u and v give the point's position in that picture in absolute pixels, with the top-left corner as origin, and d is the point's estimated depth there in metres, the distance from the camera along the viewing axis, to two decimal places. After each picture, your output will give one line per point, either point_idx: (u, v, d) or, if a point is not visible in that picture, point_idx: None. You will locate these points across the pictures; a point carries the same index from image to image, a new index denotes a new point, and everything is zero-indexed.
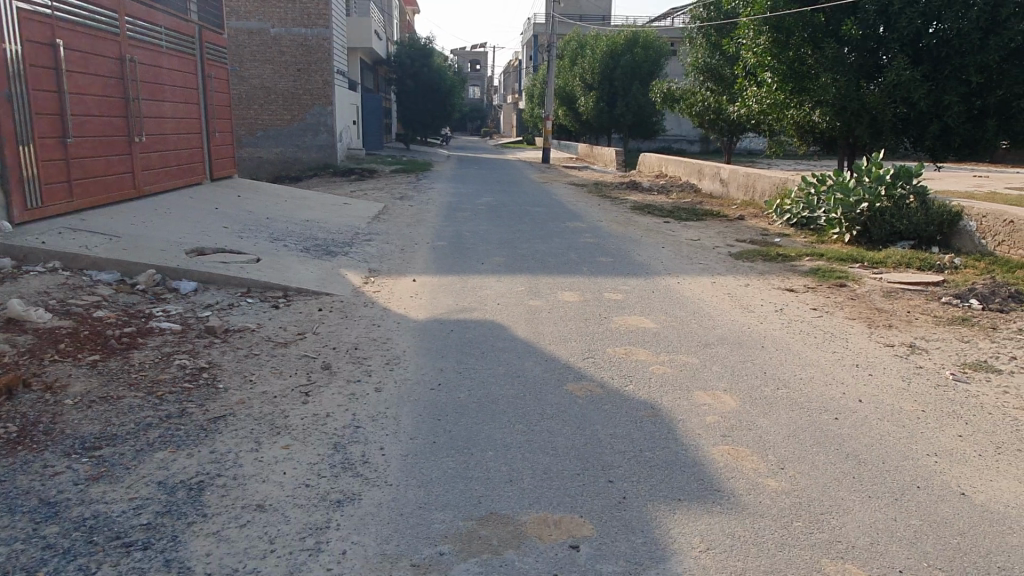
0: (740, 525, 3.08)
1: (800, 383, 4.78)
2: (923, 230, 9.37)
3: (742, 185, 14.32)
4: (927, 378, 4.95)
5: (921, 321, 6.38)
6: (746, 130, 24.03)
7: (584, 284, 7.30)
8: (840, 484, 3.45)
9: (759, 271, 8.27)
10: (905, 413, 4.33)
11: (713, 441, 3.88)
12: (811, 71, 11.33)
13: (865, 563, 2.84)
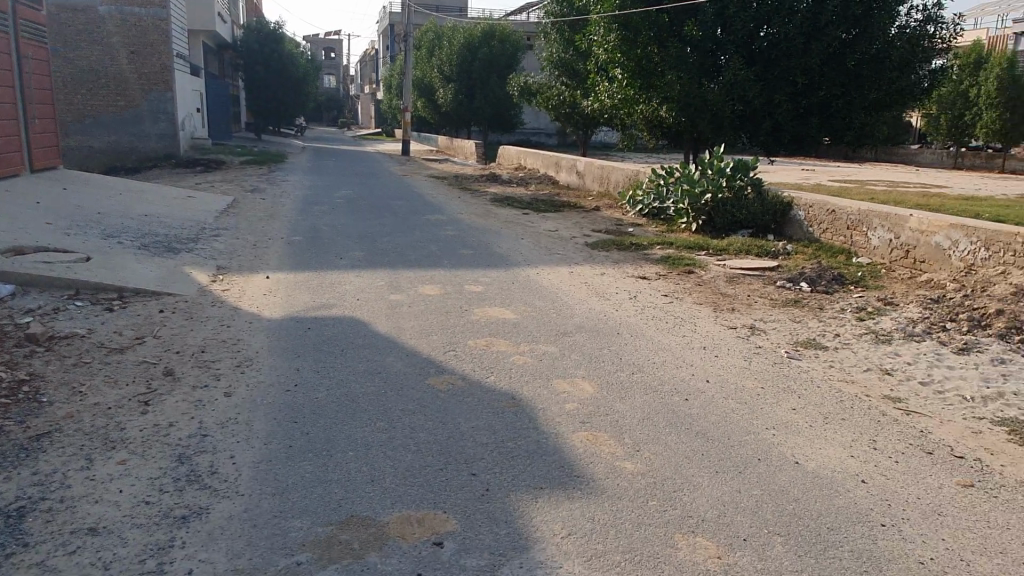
0: (599, 508, 3.16)
1: (653, 366, 5.00)
2: (759, 220, 10.11)
3: (597, 177, 14.82)
4: (765, 357, 5.33)
5: (759, 304, 6.87)
6: (599, 124, 24.90)
7: (445, 277, 7.25)
8: (690, 462, 3.63)
9: (614, 261, 8.58)
10: (747, 391, 4.63)
11: (573, 428, 3.96)
12: (657, 68, 11.84)
13: (713, 535, 3.00)
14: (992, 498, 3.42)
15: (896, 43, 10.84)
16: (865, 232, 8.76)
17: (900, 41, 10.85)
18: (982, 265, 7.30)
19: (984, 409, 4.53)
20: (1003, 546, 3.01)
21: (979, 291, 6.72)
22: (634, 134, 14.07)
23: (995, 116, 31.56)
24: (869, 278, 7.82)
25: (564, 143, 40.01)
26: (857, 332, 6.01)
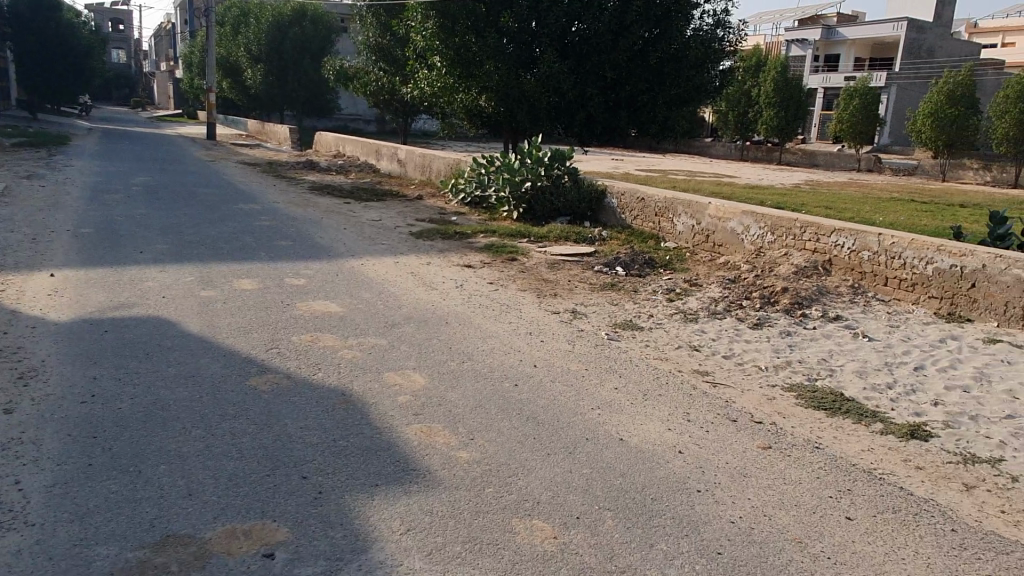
0: (437, 500, 3.14)
1: (483, 354, 5.05)
2: (576, 207, 10.57)
3: (418, 165, 14.73)
4: (587, 339, 5.59)
5: (579, 288, 7.18)
6: (419, 112, 24.78)
7: (263, 270, 6.84)
8: (522, 446, 3.70)
9: (439, 249, 8.57)
10: (572, 373, 4.82)
11: (406, 421, 3.89)
12: (476, 57, 11.86)
13: (548, 516, 3.08)
14: (787, 456, 3.82)
15: (691, 44, 11.74)
16: (670, 218, 9.45)
17: (695, 43, 11.77)
18: (768, 248, 8.16)
19: (777, 377, 5.06)
20: (797, 499, 3.38)
21: (767, 271, 7.50)
22: (454, 122, 14.11)
23: (773, 113, 35.40)
24: (676, 261, 8.45)
25: (383, 130, 39.29)
26: (667, 312, 6.46)
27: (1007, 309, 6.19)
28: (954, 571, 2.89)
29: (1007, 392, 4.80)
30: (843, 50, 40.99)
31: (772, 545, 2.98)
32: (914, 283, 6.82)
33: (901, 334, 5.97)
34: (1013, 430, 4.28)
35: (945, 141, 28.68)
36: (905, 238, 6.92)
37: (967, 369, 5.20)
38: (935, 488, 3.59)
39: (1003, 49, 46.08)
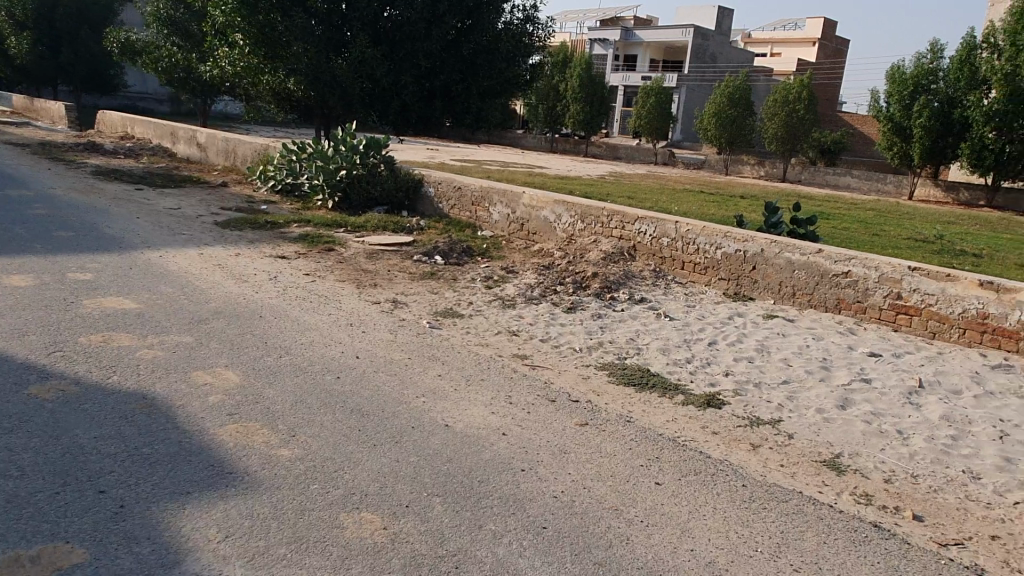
0: (257, 503, 2.98)
1: (301, 347, 4.85)
2: (393, 196, 10.46)
3: (221, 150, 13.79)
4: (409, 329, 5.55)
5: (399, 278, 7.11)
6: (219, 93, 23.19)
7: (39, 264, 6.05)
8: (347, 439, 3.61)
9: (248, 240, 8.08)
10: (395, 362, 4.77)
11: (219, 422, 3.65)
12: (283, 38, 11.34)
13: (376, 508, 3.03)
14: (602, 431, 4.05)
15: (503, 37, 12.02)
16: (486, 208, 9.65)
17: (505, 36, 12.06)
18: (579, 235, 8.60)
19: (590, 356, 5.36)
20: (612, 470, 3.60)
21: (578, 257, 7.91)
22: (260, 105, 13.36)
23: (579, 108, 37.54)
24: (493, 249, 8.65)
25: (178, 111, 36.28)
26: (486, 299, 6.60)
27: (781, 288, 7.02)
28: (745, 521, 3.23)
29: (782, 361, 5.45)
30: (639, 51, 43.93)
31: (592, 515, 3.16)
32: (706, 266, 7.52)
33: (696, 313, 6.56)
34: (789, 394, 4.88)
35: (727, 138, 32.07)
36: (697, 225, 7.60)
37: (751, 342, 5.82)
38: (729, 450, 3.99)
39: (771, 58, 51.86)
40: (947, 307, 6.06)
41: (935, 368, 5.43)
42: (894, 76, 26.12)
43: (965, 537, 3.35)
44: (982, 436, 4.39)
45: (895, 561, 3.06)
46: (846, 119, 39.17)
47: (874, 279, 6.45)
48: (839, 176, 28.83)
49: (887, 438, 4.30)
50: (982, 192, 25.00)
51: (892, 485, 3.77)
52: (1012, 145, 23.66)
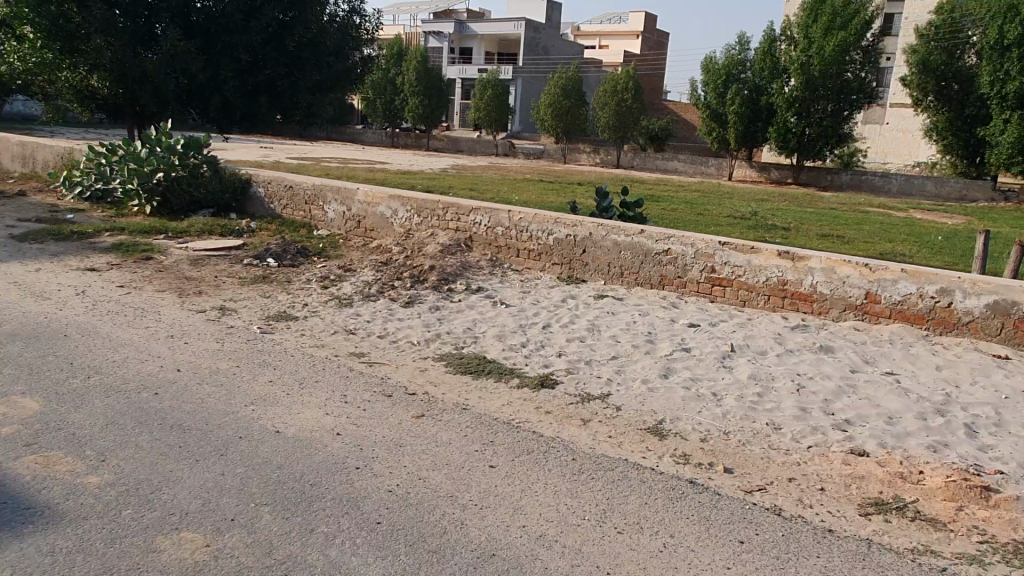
0: (60, 537, 2.74)
1: (113, 365, 4.50)
2: (220, 198, 9.93)
3: (16, 155, 12.43)
4: (238, 336, 5.31)
5: (227, 283, 6.77)
6: (13, 92, 20.87)
7: None
8: (166, 458, 3.39)
9: (52, 253, 7.37)
10: (221, 371, 4.55)
11: (14, 454, 3.32)
12: (80, 31, 10.39)
13: (198, 526, 2.88)
14: (438, 421, 4.09)
15: (327, 29, 11.73)
16: (320, 206, 9.39)
17: (332, 28, 11.79)
18: (417, 229, 8.61)
19: (427, 349, 5.39)
20: (448, 458, 3.65)
21: (416, 251, 7.90)
22: (60, 105, 12.18)
23: (417, 101, 37.37)
24: (329, 249, 8.45)
25: None
26: (321, 299, 6.44)
27: (609, 269, 7.41)
28: (575, 493, 3.39)
29: (611, 337, 5.75)
30: (474, 44, 44.33)
31: (427, 505, 3.19)
32: (540, 252, 7.77)
33: (531, 298, 6.77)
34: (617, 368, 5.16)
35: (563, 127, 33.39)
36: (530, 213, 7.83)
37: (583, 322, 6.10)
38: (560, 427, 4.16)
39: (599, 50, 54.11)
40: (753, 277, 6.65)
41: (744, 333, 5.95)
42: (708, 67, 28.05)
43: (768, 482, 3.71)
44: (783, 390, 4.88)
45: (706, 511, 3.34)
46: (670, 107, 42.18)
47: (691, 255, 6.95)
48: (667, 160, 30.70)
49: (703, 400, 4.67)
50: (789, 170, 27.58)
51: (707, 444, 4.10)
52: (811, 127, 26.50)
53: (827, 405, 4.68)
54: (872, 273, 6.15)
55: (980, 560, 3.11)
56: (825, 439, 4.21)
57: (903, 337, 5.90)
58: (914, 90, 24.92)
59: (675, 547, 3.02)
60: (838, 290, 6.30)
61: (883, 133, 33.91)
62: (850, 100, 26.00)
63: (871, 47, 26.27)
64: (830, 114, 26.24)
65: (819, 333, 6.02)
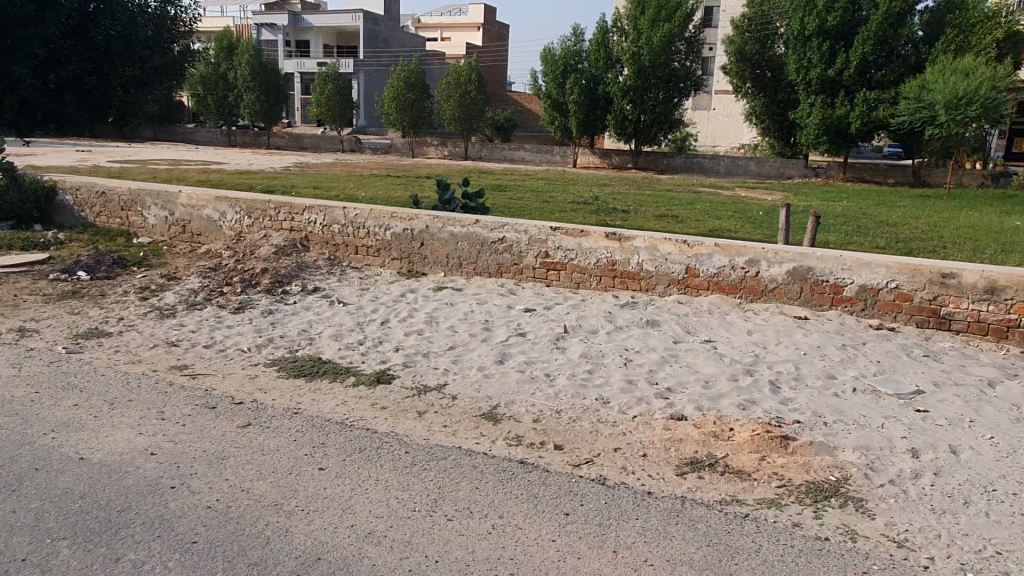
0: None
1: None
2: (20, 209, 8.98)
3: None
4: (38, 359, 4.84)
5: (29, 302, 6.16)
6: None
7: None
8: None
9: None
10: (15, 400, 4.12)
11: None
12: None
13: None
14: (264, 428, 3.95)
15: None
16: (139, 211, 8.76)
17: None
18: (248, 230, 8.26)
19: (257, 355, 5.17)
20: (274, 466, 3.52)
21: (247, 254, 7.58)
22: None
23: (253, 97, 35.55)
24: (151, 257, 7.92)
25: None
26: (141, 312, 6.01)
27: (448, 260, 7.50)
28: (406, 485, 3.40)
29: (449, 328, 5.79)
30: (310, 36, 42.82)
31: (250, 517, 3.06)
32: (378, 248, 7.77)
33: (370, 295, 6.68)
34: (454, 357, 5.21)
35: (409, 121, 32.68)
36: (365, 210, 7.79)
37: (420, 315, 6.10)
38: (394, 422, 4.15)
39: (441, 42, 53.77)
40: (584, 259, 6.94)
41: (577, 314, 6.18)
42: (547, 58, 28.51)
43: (595, 454, 3.88)
44: (611, 365, 5.12)
45: (534, 489, 3.44)
46: (514, 98, 42.91)
47: (525, 242, 7.16)
48: (513, 150, 31.13)
49: (536, 381, 4.81)
50: (629, 156, 28.87)
51: (539, 424, 4.23)
52: (645, 115, 27.82)
53: (651, 375, 4.98)
54: (689, 249, 6.58)
55: (778, 502, 3.42)
56: (649, 408, 4.47)
57: (719, 306, 6.37)
58: (734, 78, 26.74)
59: (504, 527, 3.10)
60: (661, 267, 6.69)
61: (711, 118, 36.25)
62: (678, 88, 27.67)
63: (693, 38, 27.95)
64: (661, 102, 27.79)
65: (647, 308, 6.38)
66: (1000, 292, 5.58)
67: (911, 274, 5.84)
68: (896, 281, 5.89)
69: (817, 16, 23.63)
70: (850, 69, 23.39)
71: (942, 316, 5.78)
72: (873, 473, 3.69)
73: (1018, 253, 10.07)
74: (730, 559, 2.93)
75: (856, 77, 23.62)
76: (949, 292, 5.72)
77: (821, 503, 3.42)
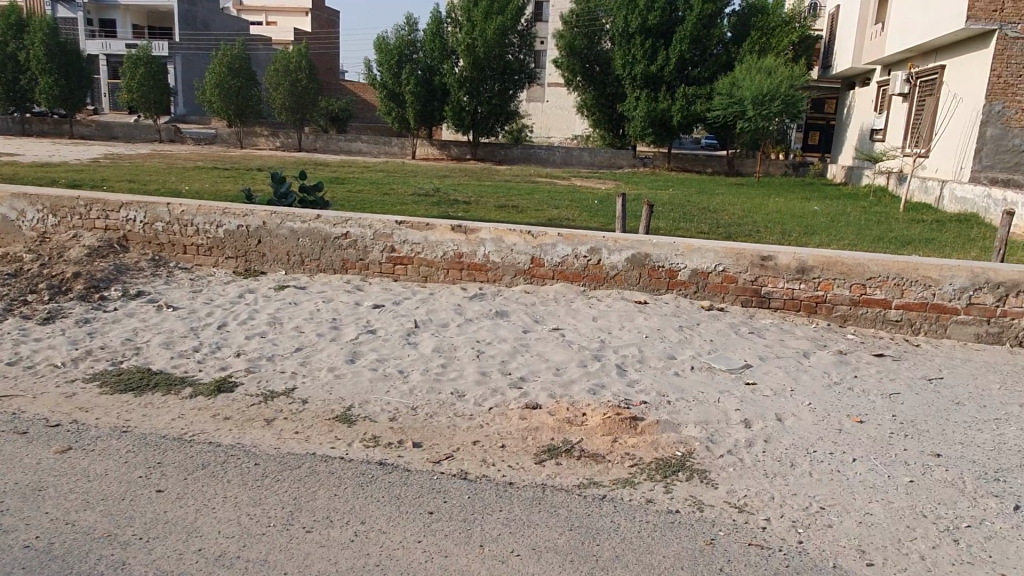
0: None
1: None
2: None
3: None
4: None
5: None
6: None
7: None
8: None
9: None
10: None
11: None
12: None
13: None
14: (89, 452, 3.55)
15: None
16: None
17: None
18: (54, 231, 7.45)
19: (74, 370, 4.65)
20: (104, 492, 3.19)
21: (55, 257, 6.81)
22: None
23: (50, 81, 31.85)
24: None
25: None
26: None
27: (289, 257, 7.18)
28: (258, 499, 3.19)
29: (294, 329, 5.52)
30: (116, 15, 39.05)
31: (78, 552, 2.75)
32: (210, 247, 7.31)
33: (203, 298, 6.22)
34: (301, 359, 4.97)
35: (235, 110, 30.55)
36: (193, 206, 7.30)
37: (261, 316, 5.77)
38: (240, 432, 3.89)
39: (266, 26, 50.95)
40: (431, 252, 6.88)
41: (426, 308, 6.12)
42: (381, 47, 27.92)
43: (455, 448, 3.86)
44: (465, 358, 5.11)
45: (396, 491, 3.36)
46: (349, 87, 41.72)
47: (369, 237, 6.99)
48: (349, 141, 30.24)
49: (389, 379, 4.70)
50: (468, 147, 29.01)
51: (395, 422, 4.14)
52: (482, 106, 28.05)
53: (504, 365, 5.03)
54: (534, 240, 6.71)
55: (631, 481, 3.58)
56: (504, 398, 4.51)
57: (565, 294, 6.56)
58: (565, 72, 27.60)
59: (367, 533, 3.00)
60: (507, 258, 6.78)
61: (545, 110, 37.26)
62: (513, 81, 28.20)
63: (525, 32, 28.54)
64: (497, 93, 28.11)
65: (496, 299, 6.43)
66: (810, 271, 6.19)
67: (735, 258, 6.33)
68: (722, 264, 6.36)
69: (640, 15, 24.97)
70: (670, 65, 24.96)
71: (762, 295, 6.32)
72: (713, 445, 3.96)
73: (819, 235, 11.23)
74: (591, 540, 3.03)
75: (675, 73, 25.23)
76: (768, 273, 6.27)
77: (670, 478, 3.62)
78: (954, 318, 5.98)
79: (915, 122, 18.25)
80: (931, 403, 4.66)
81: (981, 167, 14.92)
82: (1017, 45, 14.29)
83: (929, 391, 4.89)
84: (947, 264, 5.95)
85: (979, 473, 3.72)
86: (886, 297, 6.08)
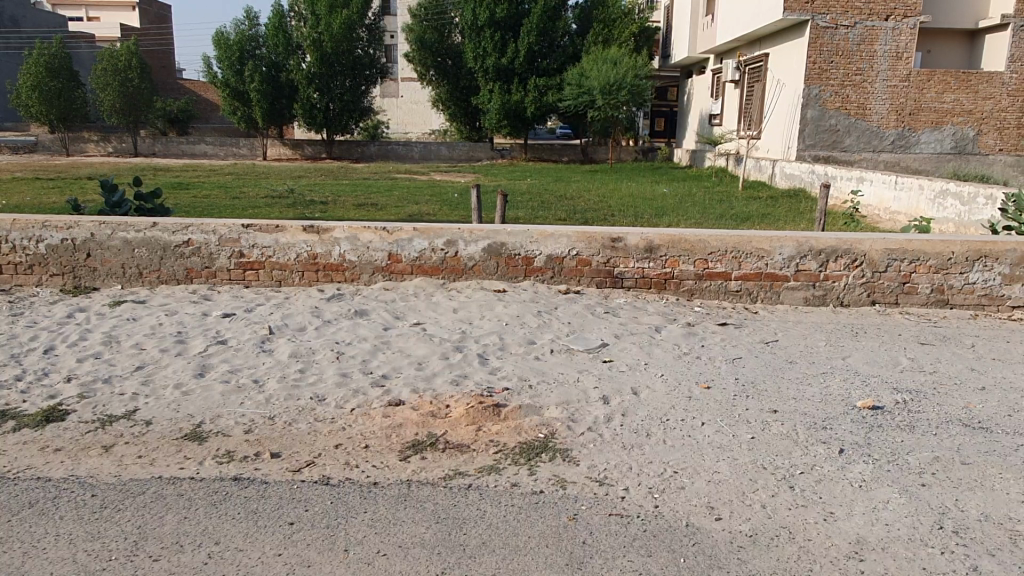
0: None
1: None
2: None
3: None
4: None
5: None
6: None
7: None
8: None
9: None
10: None
11: None
12: None
13: None
14: None
15: None
16: None
17: None
18: None
19: None
20: None
21: None
22: None
23: None
24: None
25: None
26: None
27: (124, 270, 6.71)
28: (95, 534, 2.95)
29: (134, 347, 5.13)
30: None
31: None
32: (31, 265, 6.73)
33: (25, 321, 5.66)
34: (143, 378, 4.63)
35: (57, 115, 27.86)
36: (7, 220, 6.72)
37: (97, 336, 5.33)
38: (74, 463, 3.58)
39: (88, 22, 46.75)
40: (283, 255, 6.63)
41: (281, 313, 5.87)
42: (220, 42, 26.31)
43: (316, 455, 3.74)
44: (324, 361, 4.96)
45: (252, 505, 3.20)
46: (186, 86, 39.33)
47: (214, 243, 6.63)
48: (192, 143, 28.44)
49: (244, 390, 4.47)
50: (321, 145, 28.14)
51: (251, 434, 3.94)
52: (333, 103, 27.29)
53: (364, 365, 4.92)
54: (389, 235, 6.61)
55: (496, 467, 3.62)
56: (366, 399, 4.40)
57: (424, 288, 6.52)
58: (417, 66, 27.29)
59: (221, 553, 2.84)
60: (364, 256, 6.64)
61: (400, 105, 36.89)
62: (364, 76, 27.61)
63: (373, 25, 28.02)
64: (349, 90, 27.39)
65: (354, 299, 6.28)
66: (657, 250, 6.51)
67: (587, 242, 6.54)
68: (576, 249, 6.55)
69: (487, 8, 25.18)
70: (519, 58, 25.31)
71: (616, 276, 6.57)
72: (574, 424, 4.08)
73: (668, 216, 11.83)
74: (458, 531, 3.03)
75: (525, 65, 25.63)
76: (619, 254, 6.53)
77: (533, 460, 3.69)
78: (785, 284, 6.49)
79: (746, 106, 19.62)
80: (769, 364, 5.04)
81: (805, 146, 16.27)
82: (828, 33, 15.66)
83: (766, 354, 5.29)
84: (775, 236, 6.45)
85: (811, 424, 4.06)
86: (726, 269, 6.50)
